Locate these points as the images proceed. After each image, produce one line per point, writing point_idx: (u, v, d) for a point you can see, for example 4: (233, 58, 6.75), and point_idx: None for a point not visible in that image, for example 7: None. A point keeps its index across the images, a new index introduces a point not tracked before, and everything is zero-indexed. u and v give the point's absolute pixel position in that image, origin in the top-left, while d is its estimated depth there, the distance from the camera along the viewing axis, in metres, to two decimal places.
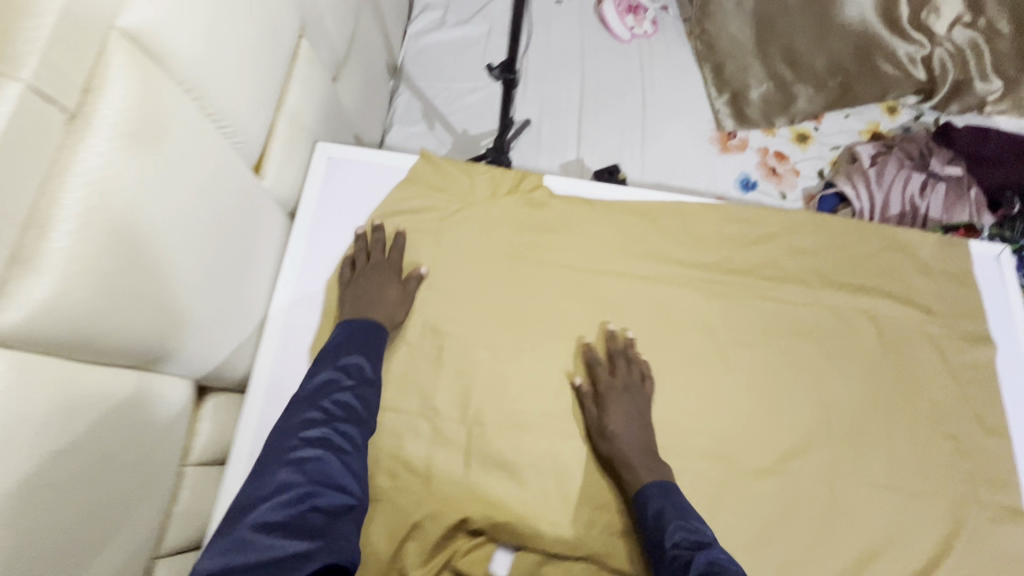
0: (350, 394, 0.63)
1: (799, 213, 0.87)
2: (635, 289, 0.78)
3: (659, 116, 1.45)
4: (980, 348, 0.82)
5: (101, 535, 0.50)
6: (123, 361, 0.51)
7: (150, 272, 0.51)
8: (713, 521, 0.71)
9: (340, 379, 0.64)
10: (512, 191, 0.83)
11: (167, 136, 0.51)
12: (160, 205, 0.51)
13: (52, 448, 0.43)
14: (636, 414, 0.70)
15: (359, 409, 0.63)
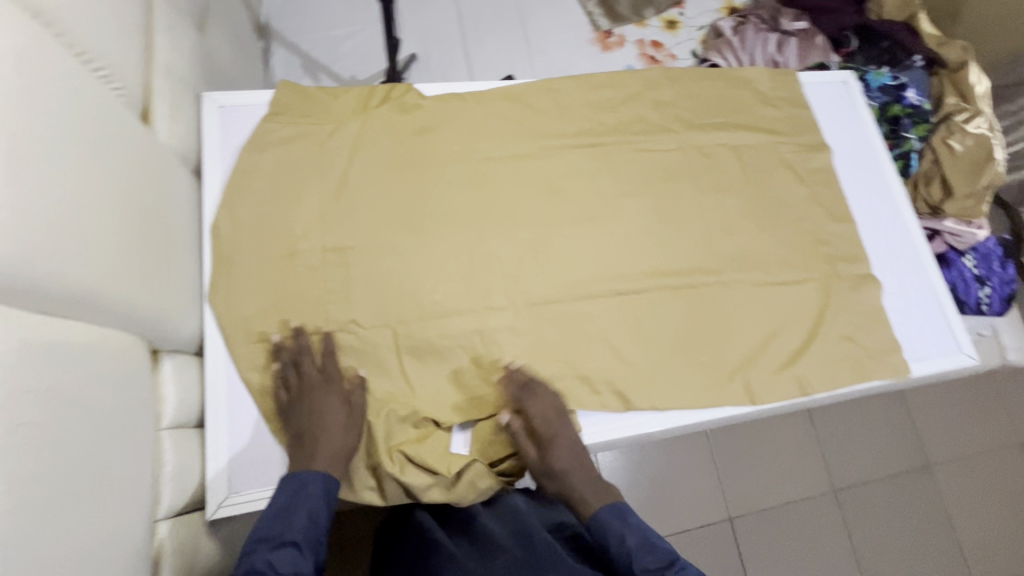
0: (306, 513, 0.62)
1: (655, 75, 1.01)
2: (532, 168, 0.90)
3: (538, 26, 1.51)
4: (818, 154, 1.01)
5: (100, 468, 0.52)
6: (70, 304, 0.53)
7: (69, 209, 0.52)
8: (639, 335, 0.84)
9: (296, 500, 0.63)
10: (385, 100, 0.89)
11: (43, 75, 0.52)
12: (59, 141, 0.52)
13: (17, 374, 0.44)
14: (575, 445, 0.73)
15: (314, 526, 0.62)
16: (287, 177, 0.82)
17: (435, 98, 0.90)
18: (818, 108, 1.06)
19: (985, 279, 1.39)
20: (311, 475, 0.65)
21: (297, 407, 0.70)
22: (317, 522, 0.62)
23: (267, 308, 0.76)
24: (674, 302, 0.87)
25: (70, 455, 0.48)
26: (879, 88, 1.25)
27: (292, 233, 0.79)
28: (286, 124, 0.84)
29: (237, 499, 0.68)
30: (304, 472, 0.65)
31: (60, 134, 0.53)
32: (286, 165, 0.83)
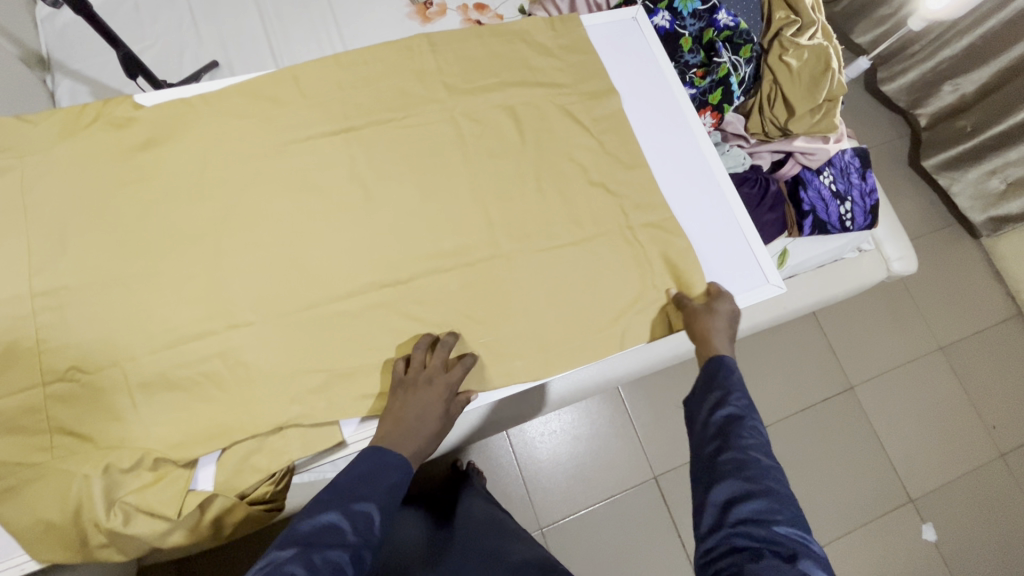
0: (389, 481, 0.60)
1: (417, 41, 0.93)
2: (276, 166, 0.82)
3: (351, 8, 1.41)
4: (604, 99, 0.94)
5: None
6: None
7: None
8: (411, 328, 0.78)
9: (378, 467, 0.61)
10: (95, 118, 0.80)
11: None
12: None
13: None
14: (722, 327, 0.77)
15: (388, 495, 0.59)
16: None
17: (153, 108, 0.82)
18: (605, 50, 1.00)
19: (844, 194, 1.34)
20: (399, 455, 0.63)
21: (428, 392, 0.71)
22: (391, 496, 0.59)
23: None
24: (446, 284, 0.81)
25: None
26: (691, 14, 1.17)
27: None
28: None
29: None
30: (388, 453, 0.63)
31: None
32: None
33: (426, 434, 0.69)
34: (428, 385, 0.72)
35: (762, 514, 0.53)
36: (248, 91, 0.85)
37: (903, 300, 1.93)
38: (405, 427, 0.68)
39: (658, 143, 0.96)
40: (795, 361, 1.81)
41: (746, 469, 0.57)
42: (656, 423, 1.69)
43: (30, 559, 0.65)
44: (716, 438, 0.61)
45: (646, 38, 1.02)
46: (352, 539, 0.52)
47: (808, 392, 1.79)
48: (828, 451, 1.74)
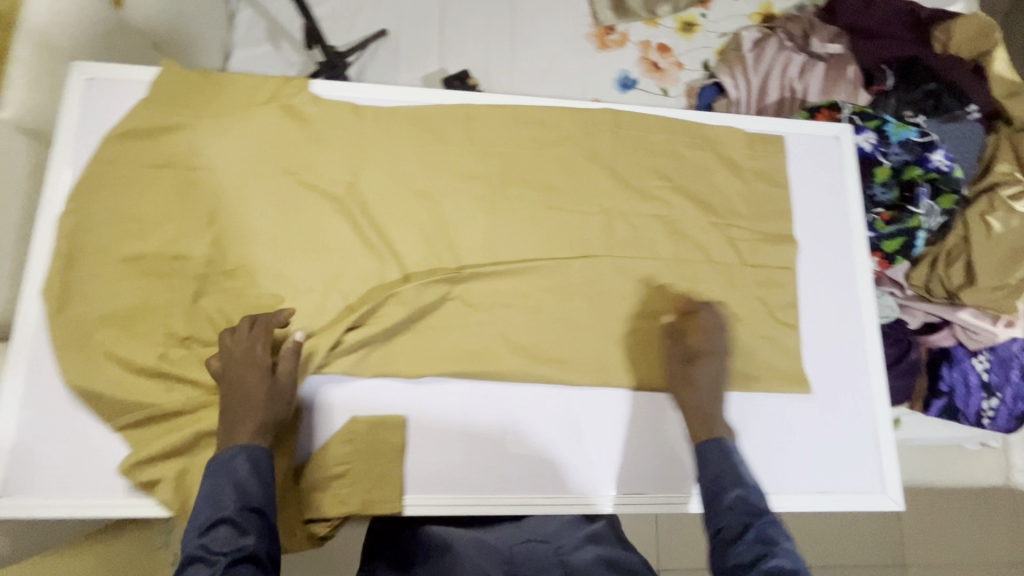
0: (233, 484, 0.60)
1: (602, 113, 0.87)
2: (417, 208, 0.80)
3: (531, 16, 1.34)
4: (773, 243, 0.84)
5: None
6: None
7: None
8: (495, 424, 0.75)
9: (224, 477, 0.60)
10: (271, 98, 0.80)
11: None
12: None
13: None
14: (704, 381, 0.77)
15: (258, 484, 0.61)
16: (142, 170, 0.76)
17: (325, 106, 0.80)
18: (796, 169, 0.88)
19: (994, 388, 1.16)
20: (232, 449, 0.62)
21: (258, 360, 0.67)
22: (251, 486, 0.60)
23: (90, 313, 0.70)
24: (543, 387, 0.77)
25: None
26: (901, 142, 1.03)
27: (142, 237, 0.74)
28: (153, 112, 0.77)
29: (6, 501, 0.65)
30: (223, 454, 0.62)
31: None
32: (149, 159, 0.76)
33: (263, 397, 0.66)
34: (247, 357, 0.67)
35: None
36: (417, 117, 0.82)
37: (1001, 498, 1.69)
38: (230, 416, 0.65)
39: (818, 294, 0.84)
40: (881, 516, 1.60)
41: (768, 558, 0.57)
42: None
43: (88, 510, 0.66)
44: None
45: (853, 170, 0.89)
46: (246, 551, 0.56)
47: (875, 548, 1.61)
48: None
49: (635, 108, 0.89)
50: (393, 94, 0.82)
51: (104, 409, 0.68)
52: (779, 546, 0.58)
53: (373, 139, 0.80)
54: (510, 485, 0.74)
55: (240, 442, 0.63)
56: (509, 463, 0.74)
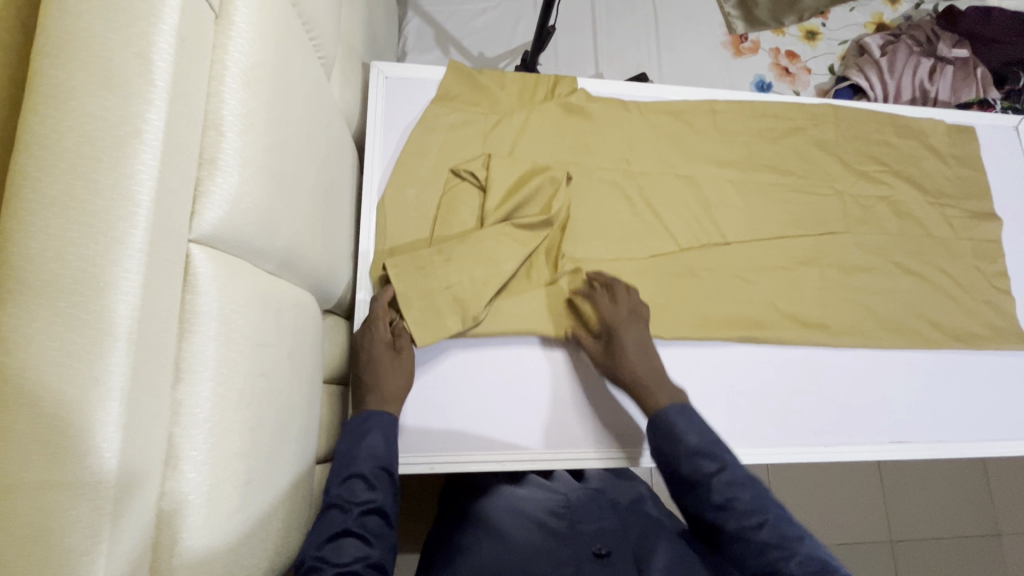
0: (366, 444, 0.61)
1: (818, 107, 0.92)
2: (680, 190, 0.83)
3: (672, 24, 1.45)
4: (986, 221, 0.91)
5: (307, 425, 0.55)
6: (280, 273, 0.54)
7: (283, 164, 0.51)
8: (774, 387, 0.81)
9: (351, 435, 0.62)
10: (549, 96, 0.82)
11: (291, 57, 0.53)
12: (295, 130, 0.54)
13: (258, 341, 0.45)
14: (646, 343, 0.71)
15: (390, 449, 0.62)
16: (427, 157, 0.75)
17: (594, 100, 0.84)
18: (987, 156, 0.98)
19: None
20: (362, 417, 0.64)
21: (382, 342, 0.68)
22: (384, 447, 0.62)
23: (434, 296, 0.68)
24: (808, 351, 0.82)
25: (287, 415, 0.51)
26: None
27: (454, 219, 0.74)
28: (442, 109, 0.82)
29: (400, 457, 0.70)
30: (358, 420, 0.64)
31: (296, 122, 0.54)
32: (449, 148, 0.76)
33: (403, 384, 0.67)
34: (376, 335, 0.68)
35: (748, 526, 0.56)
36: (665, 109, 0.86)
37: None
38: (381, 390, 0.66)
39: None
40: (1011, 495, 1.58)
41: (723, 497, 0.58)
42: (840, 491, 1.51)
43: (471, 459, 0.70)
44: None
45: None
46: (376, 505, 0.58)
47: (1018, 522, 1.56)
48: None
49: (846, 103, 0.94)
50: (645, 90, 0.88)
51: (441, 376, 0.73)
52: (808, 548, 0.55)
53: (635, 128, 0.84)
54: (771, 439, 0.79)
55: (369, 410, 0.65)
56: (774, 420, 0.79)
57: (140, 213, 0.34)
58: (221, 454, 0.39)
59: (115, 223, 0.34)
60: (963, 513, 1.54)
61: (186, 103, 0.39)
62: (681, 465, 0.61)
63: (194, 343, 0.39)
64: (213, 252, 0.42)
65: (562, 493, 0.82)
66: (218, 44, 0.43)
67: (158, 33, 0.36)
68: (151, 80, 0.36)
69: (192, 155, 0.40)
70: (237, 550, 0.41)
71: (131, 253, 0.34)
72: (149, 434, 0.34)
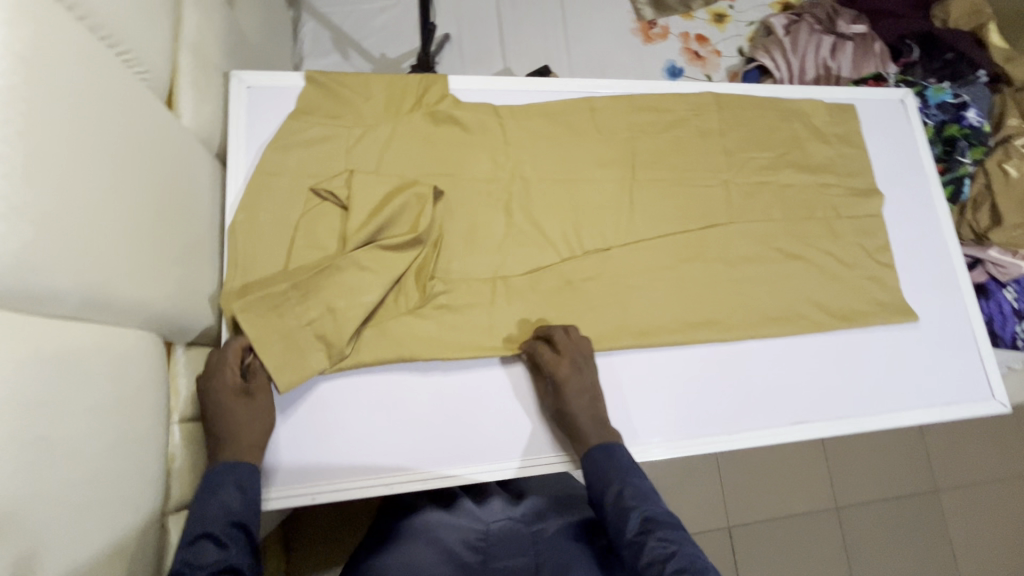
0: (221, 499, 0.60)
1: (701, 96, 0.92)
2: (560, 192, 0.83)
3: (580, 13, 1.43)
4: (868, 199, 0.94)
5: (119, 483, 0.50)
6: (92, 319, 0.50)
7: (77, 199, 0.47)
8: (669, 382, 0.81)
9: (204, 489, 0.60)
10: (416, 106, 0.82)
11: (77, 80, 0.48)
12: (96, 160, 0.49)
13: (35, 401, 0.41)
14: (590, 387, 0.73)
15: (248, 508, 0.61)
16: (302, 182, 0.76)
17: (469, 106, 0.83)
18: (870, 132, 0.99)
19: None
20: (220, 468, 0.62)
21: (229, 389, 0.65)
22: (240, 503, 0.61)
23: (292, 326, 0.68)
24: (700, 346, 0.83)
25: (87, 475, 0.46)
26: (938, 104, 1.19)
27: (317, 244, 0.74)
28: (308, 123, 0.78)
29: (286, 491, 0.68)
30: (215, 472, 0.62)
31: (96, 150, 0.50)
32: (308, 170, 0.77)
33: (260, 426, 0.66)
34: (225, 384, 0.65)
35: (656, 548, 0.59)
36: (542, 109, 0.86)
37: None
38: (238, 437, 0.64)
39: (913, 237, 0.94)
40: (945, 451, 1.64)
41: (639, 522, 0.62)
42: (781, 465, 1.55)
43: (363, 488, 0.70)
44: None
45: (924, 128, 1.00)
46: (228, 564, 0.56)
47: (953, 477, 1.62)
48: (943, 550, 1.55)
49: (728, 91, 0.96)
50: (520, 93, 0.87)
51: (313, 405, 0.71)
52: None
53: (513, 131, 0.83)
54: (685, 431, 0.79)
55: (227, 461, 0.63)
56: (681, 414, 0.80)
57: None
58: None
59: None
60: (903, 475, 1.59)
61: None
62: (613, 506, 0.65)
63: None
64: None
65: (483, 523, 0.79)
66: None
67: None
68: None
69: None
70: None
71: None
72: None
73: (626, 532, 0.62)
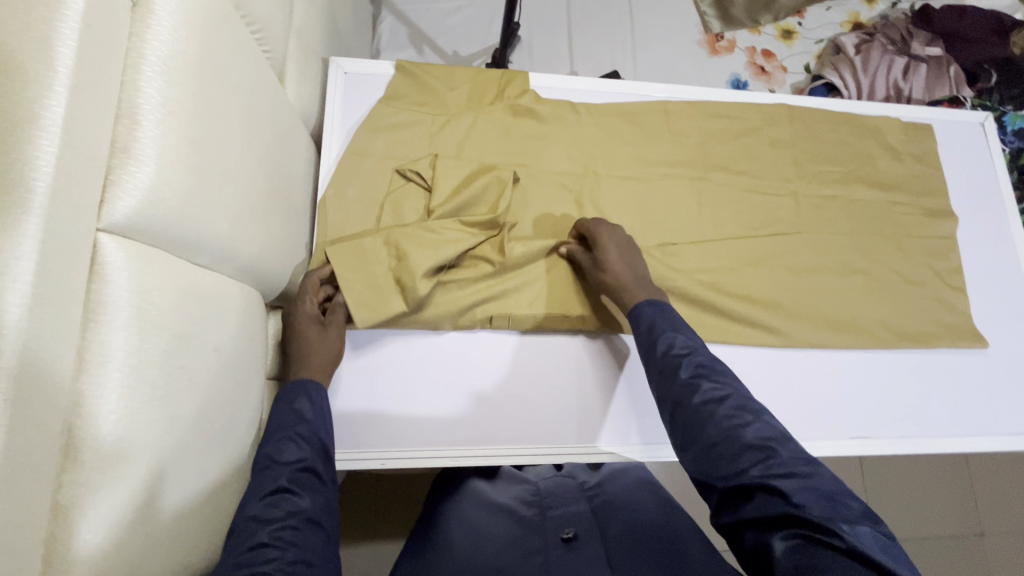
0: (294, 413, 0.62)
1: (774, 107, 0.94)
2: (632, 190, 0.85)
3: (648, 23, 1.45)
4: (941, 219, 0.92)
5: (235, 418, 0.55)
6: (217, 267, 0.54)
7: (217, 156, 0.51)
8: None
9: (278, 403, 0.63)
10: (498, 99, 0.86)
11: (225, 51, 0.53)
12: (232, 123, 0.54)
13: (178, 334, 0.45)
14: (625, 248, 0.75)
15: (320, 418, 0.63)
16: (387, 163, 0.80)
17: (548, 104, 0.86)
18: (946, 153, 0.98)
19: None
20: (290, 386, 0.64)
21: (307, 315, 0.70)
22: (311, 413, 0.62)
23: (377, 278, 0.72)
24: (762, 349, 0.83)
25: (215, 405, 0.51)
26: (1014, 132, 1.18)
27: (401, 219, 0.77)
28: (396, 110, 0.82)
29: (353, 453, 0.71)
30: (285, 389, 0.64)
31: (233, 115, 0.54)
32: (395, 152, 0.81)
33: (330, 355, 0.69)
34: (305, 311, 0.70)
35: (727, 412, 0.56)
36: (618, 111, 0.88)
37: None
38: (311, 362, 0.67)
39: (985, 262, 0.93)
40: (992, 493, 1.57)
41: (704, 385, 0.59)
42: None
43: (426, 457, 0.72)
44: (771, 496, 0.51)
45: (1003, 152, 0.98)
46: (306, 463, 0.58)
47: (1000, 521, 1.54)
48: None
49: (801, 102, 0.97)
50: (595, 93, 0.90)
51: (382, 374, 0.74)
52: (765, 421, 0.55)
53: (588, 130, 0.86)
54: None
55: (296, 379, 0.65)
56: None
57: (36, 200, 0.34)
58: (126, 444, 0.39)
59: (7, 210, 0.33)
60: (947, 512, 1.53)
61: (92, 91, 0.39)
62: (662, 355, 0.63)
63: (102, 334, 0.39)
64: (128, 243, 0.42)
65: (533, 484, 0.82)
66: (135, 32, 0.43)
67: (61, 20, 0.36)
68: (51, 66, 0.36)
69: (103, 145, 0.40)
70: (147, 541, 0.41)
71: (24, 240, 0.33)
72: (43, 421, 0.34)
73: (676, 375, 0.61)
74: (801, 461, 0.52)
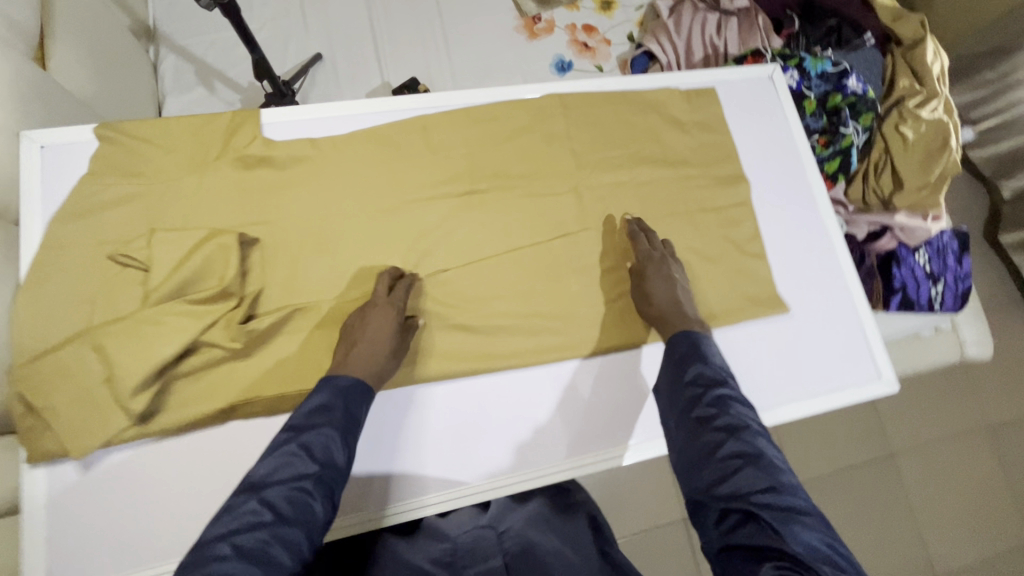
0: (283, 483, 0.49)
1: (546, 99, 0.88)
2: (394, 222, 0.79)
3: (458, 16, 1.37)
4: (733, 187, 0.90)
5: None
6: None
7: None
8: (528, 405, 0.76)
9: (282, 465, 0.50)
10: (226, 148, 0.77)
11: None
12: None
13: None
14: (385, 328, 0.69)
15: (309, 497, 0.49)
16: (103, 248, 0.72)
17: (286, 144, 0.79)
18: (734, 115, 0.95)
19: (938, 276, 1.29)
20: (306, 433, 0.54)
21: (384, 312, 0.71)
22: (306, 498, 0.49)
23: (91, 388, 0.65)
24: (556, 362, 0.78)
25: None
26: (818, 75, 1.14)
27: (118, 311, 0.69)
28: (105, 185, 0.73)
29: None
30: (340, 377, 0.61)
31: None
32: (107, 235, 0.72)
33: (379, 353, 0.67)
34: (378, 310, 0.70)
35: (771, 466, 0.50)
36: (371, 136, 0.81)
37: None
38: (352, 356, 0.66)
39: (784, 221, 0.91)
40: (901, 412, 1.52)
41: (737, 428, 0.53)
42: None
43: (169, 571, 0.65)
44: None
45: (795, 103, 0.96)
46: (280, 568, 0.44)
47: None
48: None
49: (577, 87, 0.91)
50: (345, 120, 0.82)
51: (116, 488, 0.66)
52: (770, 459, 0.50)
53: (338, 164, 0.79)
54: (543, 458, 0.75)
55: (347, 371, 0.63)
56: (534, 438, 0.75)
57: None
58: None
59: None
60: None
61: None
62: (688, 389, 0.58)
63: None
64: None
65: (453, 537, 0.66)
66: None
67: None
68: None
69: None
70: None
71: None
72: None
73: (713, 447, 0.52)
74: (794, 498, 0.47)
